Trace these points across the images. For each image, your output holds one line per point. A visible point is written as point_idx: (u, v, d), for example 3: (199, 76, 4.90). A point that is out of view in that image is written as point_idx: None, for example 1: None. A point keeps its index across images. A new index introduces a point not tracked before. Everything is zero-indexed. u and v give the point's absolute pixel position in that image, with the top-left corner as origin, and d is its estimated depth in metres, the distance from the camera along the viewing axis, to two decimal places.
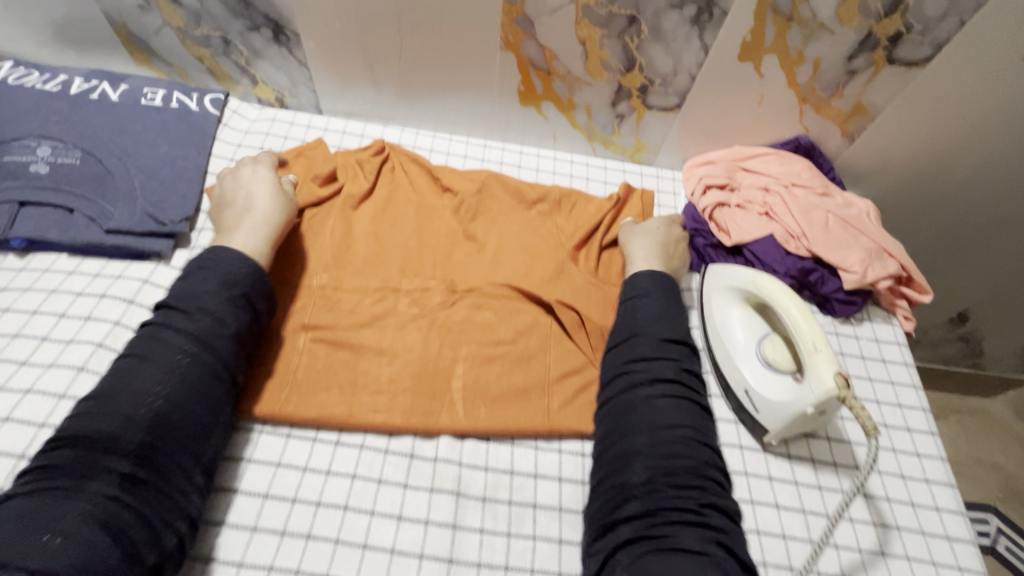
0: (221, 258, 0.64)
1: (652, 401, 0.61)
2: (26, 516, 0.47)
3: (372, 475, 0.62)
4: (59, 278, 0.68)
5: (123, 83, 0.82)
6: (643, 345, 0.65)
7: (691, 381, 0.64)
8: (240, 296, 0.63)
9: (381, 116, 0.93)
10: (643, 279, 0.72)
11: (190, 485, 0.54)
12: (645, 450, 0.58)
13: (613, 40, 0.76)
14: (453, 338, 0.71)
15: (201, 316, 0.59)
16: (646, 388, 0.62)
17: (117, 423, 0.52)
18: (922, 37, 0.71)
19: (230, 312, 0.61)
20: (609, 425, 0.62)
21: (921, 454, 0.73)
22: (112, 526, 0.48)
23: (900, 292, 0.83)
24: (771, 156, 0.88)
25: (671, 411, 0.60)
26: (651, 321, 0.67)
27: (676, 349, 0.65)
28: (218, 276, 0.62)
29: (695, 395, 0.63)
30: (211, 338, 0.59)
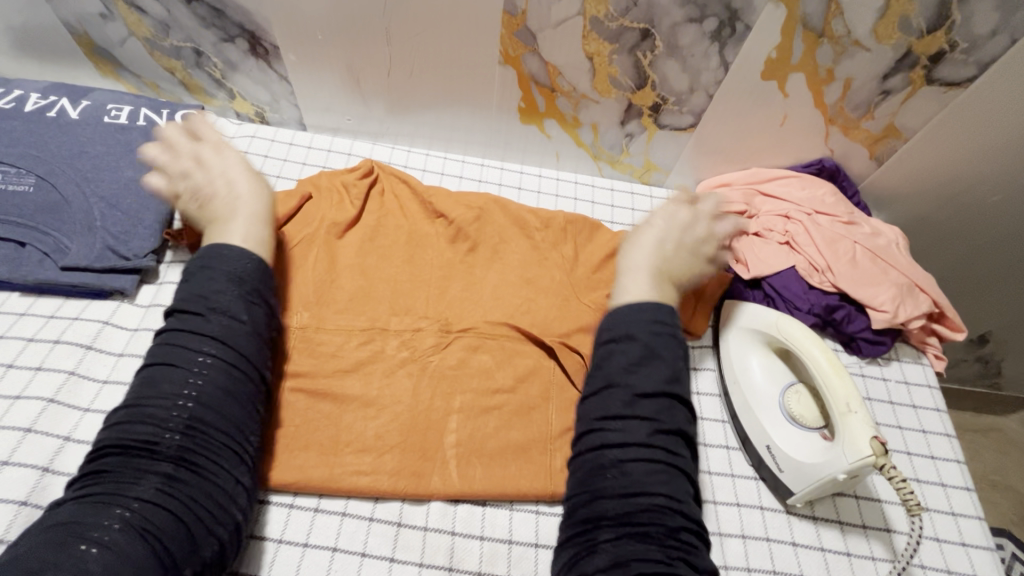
0: (223, 256, 0.57)
1: (624, 465, 0.52)
2: (67, 525, 0.44)
3: (354, 547, 0.56)
4: (9, 322, 0.62)
5: (85, 99, 0.75)
6: (616, 402, 0.54)
7: (670, 439, 0.54)
8: (251, 289, 0.57)
9: (370, 133, 0.86)
10: (630, 317, 0.59)
11: (236, 486, 0.51)
12: (613, 516, 0.50)
13: (624, 56, 0.69)
14: (446, 387, 0.64)
15: (216, 315, 0.54)
16: (617, 452, 0.53)
17: (154, 425, 0.49)
18: (967, 56, 0.64)
19: (243, 306, 0.55)
20: (576, 484, 0.54)
21: (956, 512, 0.67)
22: (154, 535, 0.45)
23: (930, 330, 0.76)
24: (791, 179, 0.81)
25: (645, 472, 0.51)
26: (624, 370, 0.55)
27: (652, 389, 0.54)
28: (225, 272, 0.56)
29: (677, 455, 0.54)
30: (232, 334, 0.54)
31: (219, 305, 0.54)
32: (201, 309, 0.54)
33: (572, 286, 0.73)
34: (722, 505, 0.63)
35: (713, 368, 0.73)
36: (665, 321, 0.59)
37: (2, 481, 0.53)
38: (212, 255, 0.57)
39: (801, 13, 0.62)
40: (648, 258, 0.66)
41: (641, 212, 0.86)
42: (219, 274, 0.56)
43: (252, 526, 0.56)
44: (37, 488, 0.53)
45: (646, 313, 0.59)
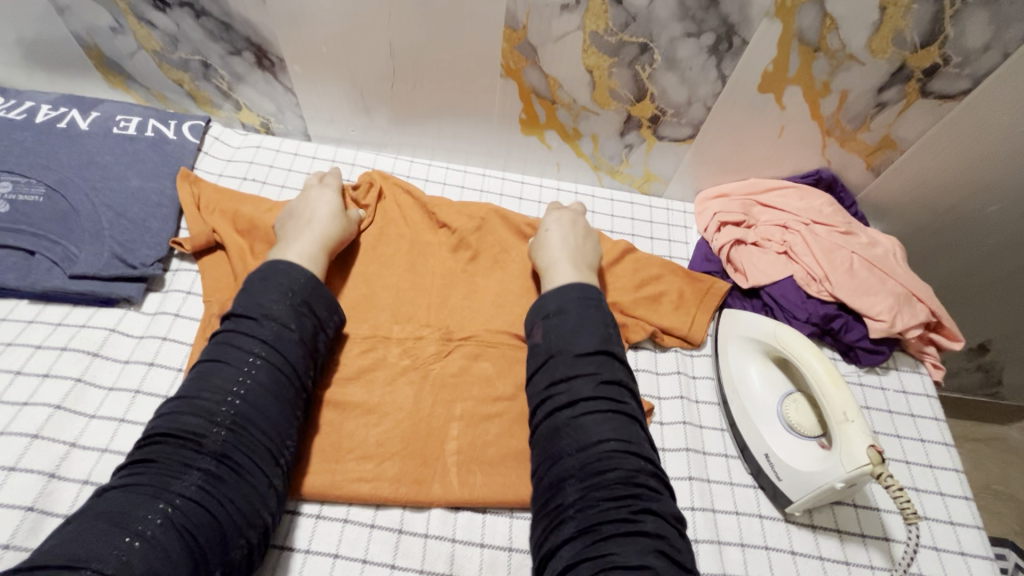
0: (282, 267, 0.61)
1: (578, 420, 0.54)
2: (113, 511, 0.45)
3: (356, 554, 0.57)
4: (17, 329, 0.63)
5: (94, 110, 0.77)
6: (562, 365, 0.58)
7: (614, 389, 0.57)
8: (301, 300, 0.60)
9: (374, 143, 0.87)
10: (561, 295, 0.62)
11: (271, 488, 0.52)
12: (577, 472, 0.52)
13: (623, 69, 0.70)
14: (447, 394, 0.65)
15: (267, 320, 0.57)
16: (568, 410, 0.55)
17: (200, 422, 0.51)
18: (960, 70, 0.65)
19: (293, 315, 0.58)
20: (540, 452, 0.56)
21: (955, 522, 0.67)
22: (191, 529, 0.46)
23: (928, 339, 0.77)
24: (789, 190, 0.82)
25: (598, 424, 0.54)
26: (565, 335, 0.59)
27: (591, 348, 0.58)
28: (281, 283, 0.59)
29: (625, 406, 0.56)
30: (281, 341, 0.56)
31: (273, 312, 0.57)
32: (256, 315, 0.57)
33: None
34: (721, 514, 0.64)
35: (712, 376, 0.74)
36: (592, 295, 0.63)
37: (9, 487, 0.54)
38: (271, 267, 0.61)
39: (797, 28, 0.64)
40: (559, 249, 0.70)
41: (641, 221, 0.87)
42: (279, 285, 0.59)
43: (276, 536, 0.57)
44: (43, 494, 0.54)
45: (573, 292, 0.63)
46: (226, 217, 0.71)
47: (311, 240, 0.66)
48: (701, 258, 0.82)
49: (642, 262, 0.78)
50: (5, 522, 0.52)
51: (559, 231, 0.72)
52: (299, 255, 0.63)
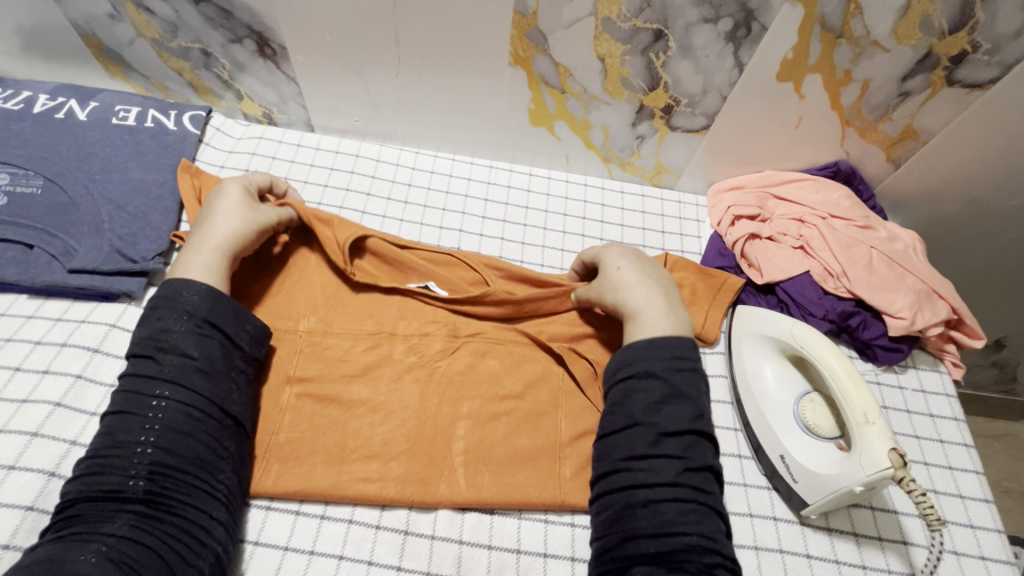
0: (174, 287, 0.57)
1: (654, 505, 0.52)
2: (45, 562, 0.45)
3: (362, 555, 0.56)
4: (16, 324, 0.62)
5: (93, 100, 0.75)
6: (641, 441, 0.55)
7: (697, 475, 0.54)
8: (201, 322, 0.56)
9: (379, 134, 0.85)
10: (649, 354, 0.58)
11: (212, 520, 0.51)
12: (649, 556, 0.50)
13: (636, 57, 0.68)
14: (454, 392, 0.64)
15: (167, 355, 0.54)
16: (646, 490, 0.53)
17: (120, 471, 0.49)
18: (989, 57, 0.62)
19: (194, 344, 0.55)
20: (604, 522, 0.54)
21: (976, 525, 0.65)
22: (129, 568, 0.46)
23: (948, 337, 0.75)
24: (806, 182, 0.80)
25: (675, 511, 0.52)
26: (650, 409, 0.56)
27: (677, 428, 0.55)
28: (179, 309, 0.56)
29: (705, 495, 0.53)
30: (185, 374, 0.53)
31: (171, 346, 0.54)
32: (151, 352, 0.54)
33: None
34: (735, 516, 0.62)
35: (726, 374, 0.72)
36: (685, 360, 0.58)
37: (8, 486, 0.53)
38: (170, 293, 0.56)
39: (819, 13, 0.61)
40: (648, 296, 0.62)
41: (652, 215, 0.85)
42: (168, 310, 0.55)
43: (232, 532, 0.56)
44: (43, 493, 0.53)
45: (664, 350, 0.58)
46: None
47: (206, 251, 0.60)
48: (714, 253, 0.80)
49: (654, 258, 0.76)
50: (4, 523, 0.51)
51: (633, 271, 0.65)
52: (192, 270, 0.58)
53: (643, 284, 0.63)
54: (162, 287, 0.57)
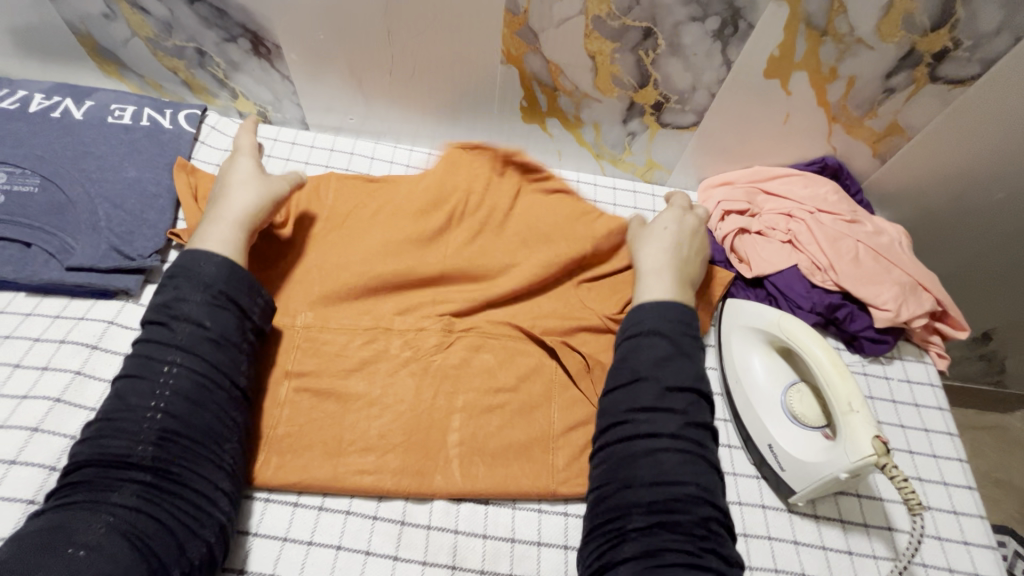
0: (188, 257, 0.58)
1: (655, 455, 0.54)
2: (54, 528, 0.46)
3: (359, 545, 0.57)
4: (15, 322, 0.62)
5: (88, 98, 0.75)
6: (646, 394, 0.57)
7: (697, 431, 0.56)
8: (216, 291, 0.57)
9: (373, 132, 0.86)
10: (656, 315, 0.61)
11: (217, 490, 0.52)
12: (645, 504, 0.52)
13: (626, 55, 0.69)
14: (449, 385, 0.65)
15: (181, 324, 0.55)
16: (645, 439, 0.55)
17: (128, 439, 0.50)
18: (971, 54, 0.64)
19: (208, 313, 0.56)
20: (605, 473, 0.55)
21: (958, 510, 0.67)
22: (138, 536, 0.47)
23: (933, 328, 0.77)
24: (794, 178, 0.81)
25: (675, 463, 0.53)
26: (654, 365, 0.58)
27: (679, 384, 0.57)
28: (193, 279, 0.57)
29: (704, 449, 0.55)
30: (199, 343, 0.55)
31: (188, 314, 0.55)
32: (165, 320, 0.56)
33: (575, 291, 0.74)
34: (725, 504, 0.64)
35: (716, 367, 0.73)
36: (689, 323, 0.62)
37: (10, 480, 0.54)
38: (185, 262, 0.58)
39: (805, 12, 0.62)
40: (664, 268, 0.67)
41: (644, 211, 0.86)
42: (183, 279, 0.57)
43: None
44: (44, 487, 0.54)
45: (671, 313, 0.62)
46: None
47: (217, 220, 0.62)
48: None
49: None
50: (7, 516, 0.52)
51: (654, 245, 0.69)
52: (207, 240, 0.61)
53: (661, 258, 0.68)
54: (181, 258, 0.59)
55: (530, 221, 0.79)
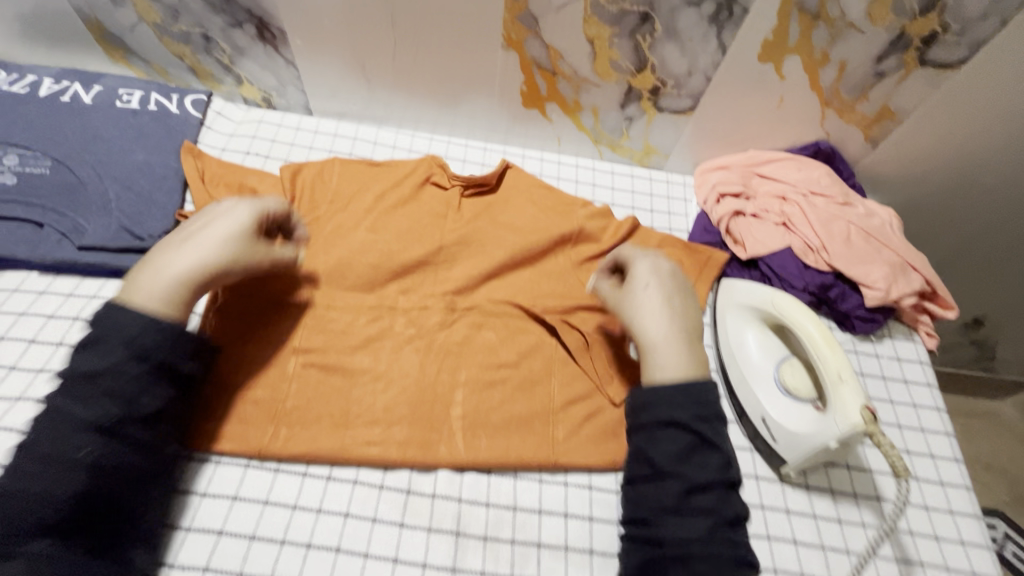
0: (116, 317, 0.51)
1: (686, 556, 0.51)
2: None
3: (366, 513, 0.59)
4: (29, 299, 0.64)
5: (97, 83, 0.77)
6: (670, 494, 0.53)
7: (730, 529, 0.53)
8: (154, 364, 0.52)
9: (375, 118, 0.88)
10: (676, 400, 0.55)
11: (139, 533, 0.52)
12: None
13: (624, 39, 0.70)
14: (452, 361, 0.67)
15: (106, 401, 0.49)
16: (675, 544, 0.51)
17: (42, 491, 0.47)
18: (959, 38, 0.66)
19: (143, 390, 0.51)
20: (634, 565, 0.53)
21: (944, 482, 0.69)
22: None
23: (923, 308, 0.79)
24: (788, 162, 0.83)
25: (707, 565, 0.50)
26: (676, 460, 0.54)
27: (707, 481, 0.53)
28: (124, 344, 0.51)
29: (737, 546, 0.52)
30: (126, 424, 0.50)
31: (118, 392, 0.50)
32: (86, 392, 0.50)
33: (575, 271, 0.76)
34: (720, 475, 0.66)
35: (712, 345, 0.75)
36: (710, 405, 0.56)
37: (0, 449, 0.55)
38: (111, 319, 0.51)
39: None
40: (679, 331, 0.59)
41: (641, 194, 0.88)
42: (113, 342, 0.50)
43: (235, 488, 0.58)
44: None
45: (694, 398, 0.55)
46: (231, 190, 0.73)
47: (164, 273, 0.54)
48: (700, 229, 0.83)
49: (641, 236, 0.79)
50: None
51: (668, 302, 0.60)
52: (145, 297, 0.53)
53: (677, 320, 0.59)
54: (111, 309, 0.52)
55: (530, 204, 0.80)
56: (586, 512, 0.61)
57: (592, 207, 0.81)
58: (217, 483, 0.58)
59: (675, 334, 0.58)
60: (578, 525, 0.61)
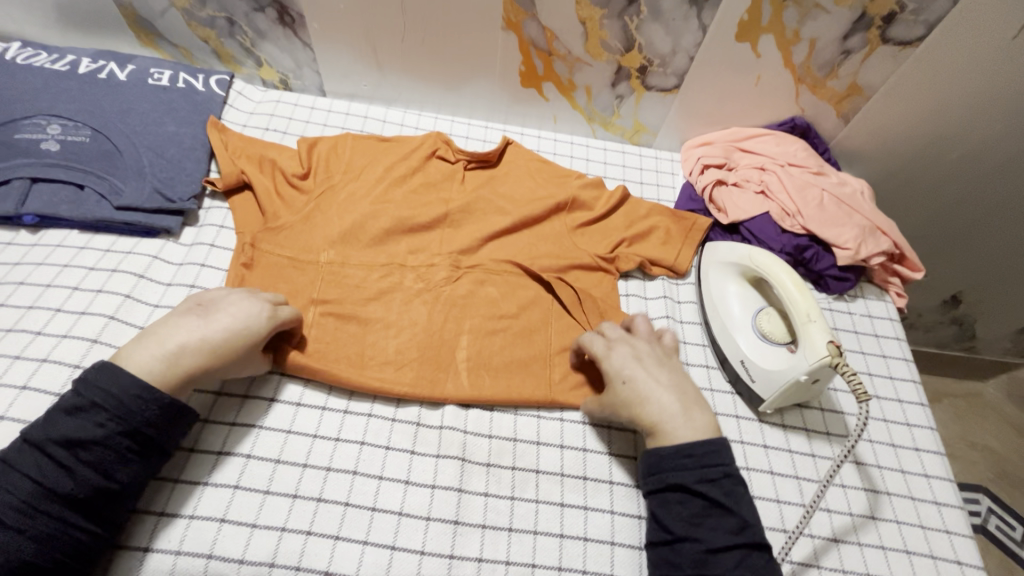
0: (111, 384, 0.53)
1: None
2: None
3: (381, 442, 0.64)
4: (71, 253, 0.70)
5: (130, 63, 0.84)
6: (686, 558, 0.54)
7: None
8: (140, 440, 0.54)
9: (384, 98, 0.95)
10: (676, 463, 0.57)
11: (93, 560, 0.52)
12: None
13: (613, 20, 0.77)
14: (457, 311, 0.73)
15: (84, 469, 0.51)
16: None
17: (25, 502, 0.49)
18: (915, 16, 0.73)
19: (122, 465, 0.53)
20: None
21: (911, 423, 0.75)
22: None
23: (892, 270, 0.85)
24: (768, 137, 0.90)
25: None
26: (688, 524, 0.56)
27: (720, 543, 0.54)
28: (113, 418, 0.53)
29: None
30: (94, 497, 0.51)
31: (101, 461, 0.52)
32: (66, 459, 0.51)
33: (570, 234, 0.82)
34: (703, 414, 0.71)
35: (697, 302, 0.81)
36: (714, 465, 0.57)
37: (41, 374, 0.61)
38: (97, 384, 0.53)
39: None
40: (666, 405, 0.61)
41: (631, 168, 0.94)
42: (103, 414, 0.52)
43: (261, 418, 0.64)
44: None
45: (695, 460, 0.57)
46: (252, 161, 0.78)
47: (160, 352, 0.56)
48: (685, 198, 0.89)
49: (633, 205, 0.85)
50: None
51: (650, 378, 0.63)
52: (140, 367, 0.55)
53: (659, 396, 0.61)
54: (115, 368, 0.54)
55: (529, 174, 0.86)
56: (581, 444, 0.67)
57: (586, 178, 0.87)
58: (245, 414, 0.64)
59: (662, 405, 0.61)
60: (574, 455, 0.66)
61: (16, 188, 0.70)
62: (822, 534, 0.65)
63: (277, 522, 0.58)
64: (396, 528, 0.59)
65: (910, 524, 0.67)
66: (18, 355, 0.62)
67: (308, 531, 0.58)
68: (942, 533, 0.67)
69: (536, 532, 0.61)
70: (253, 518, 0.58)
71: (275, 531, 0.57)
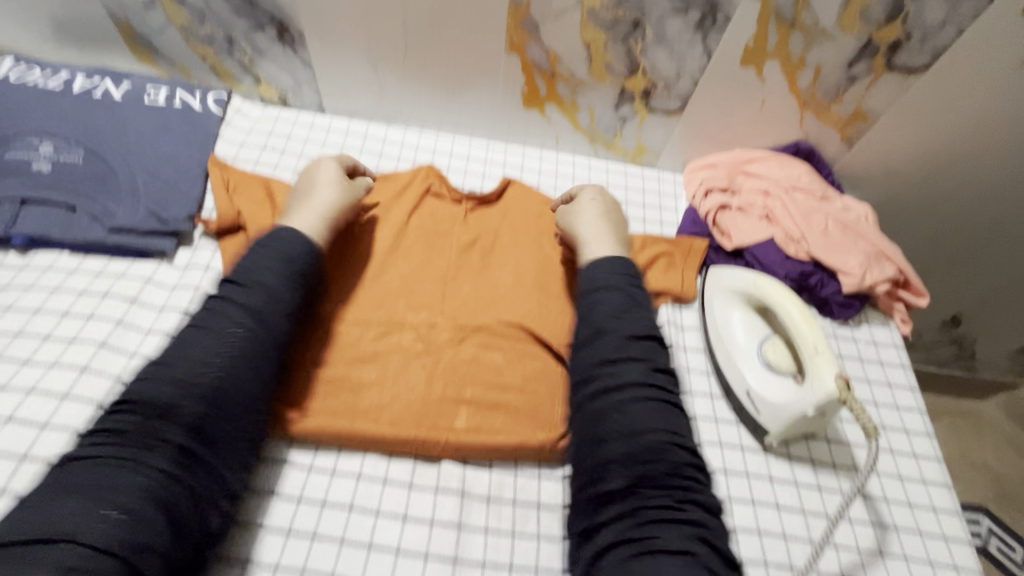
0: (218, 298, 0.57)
1: (626, 406, 0.56)
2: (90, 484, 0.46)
3: (378, 474, 0.62)
4: (62, 277, 0.68)
5: (126, 81, 0.82)
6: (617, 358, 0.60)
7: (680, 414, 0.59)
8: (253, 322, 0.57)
9: (384, 116, 0.93)
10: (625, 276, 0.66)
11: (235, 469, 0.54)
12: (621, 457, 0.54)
13: (617, 44, 0.77)
14: (460, 377, 0.68)
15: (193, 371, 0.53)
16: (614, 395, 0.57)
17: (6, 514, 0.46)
18: (921, 44, 0.73)
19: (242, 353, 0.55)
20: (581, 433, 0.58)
21: (918, 455, 0.74)
22: (171, 496, 0.48)
23: (897, 296, 0.84)
24: (770, 161, 0.88)
25: (643, 414, 0.56)
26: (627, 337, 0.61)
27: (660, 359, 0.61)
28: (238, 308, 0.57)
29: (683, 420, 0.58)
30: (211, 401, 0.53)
31: (169, 404, 0.51)
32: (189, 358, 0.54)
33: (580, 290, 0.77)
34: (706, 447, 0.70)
35: (700, 327, 0.80)
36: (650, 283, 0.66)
37: (27, 405, 0.59)
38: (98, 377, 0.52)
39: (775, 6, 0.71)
40: (594, 227, 0.72)
41: (634, 190, 0.93)
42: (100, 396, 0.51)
43: None
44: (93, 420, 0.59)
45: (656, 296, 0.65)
46: (252, 199, 0.75)
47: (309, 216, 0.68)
48: (689, 221, 0.88)
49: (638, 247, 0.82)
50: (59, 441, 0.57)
51: (592, 204, 0.75)
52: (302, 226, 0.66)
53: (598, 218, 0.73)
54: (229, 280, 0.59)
55: (534, 222, 0.82)
56: None
57: None
58: None
59: (590, 227, 0.72)
60: None
61: (6, 210, 0.69)
62: (830, 571, 0.63)
63: (270, 559, 0.56)
64: (393, 566, 0.57)
65: (919, 561, 0.65)
66: (3, 385, 0.60)
67: (303, 568, 0.56)
68: (950, 569, 0.65)
69: (537, 568, 0.59)
70: (245, 555, 0.56)
71: (268, 569, 0.55)
